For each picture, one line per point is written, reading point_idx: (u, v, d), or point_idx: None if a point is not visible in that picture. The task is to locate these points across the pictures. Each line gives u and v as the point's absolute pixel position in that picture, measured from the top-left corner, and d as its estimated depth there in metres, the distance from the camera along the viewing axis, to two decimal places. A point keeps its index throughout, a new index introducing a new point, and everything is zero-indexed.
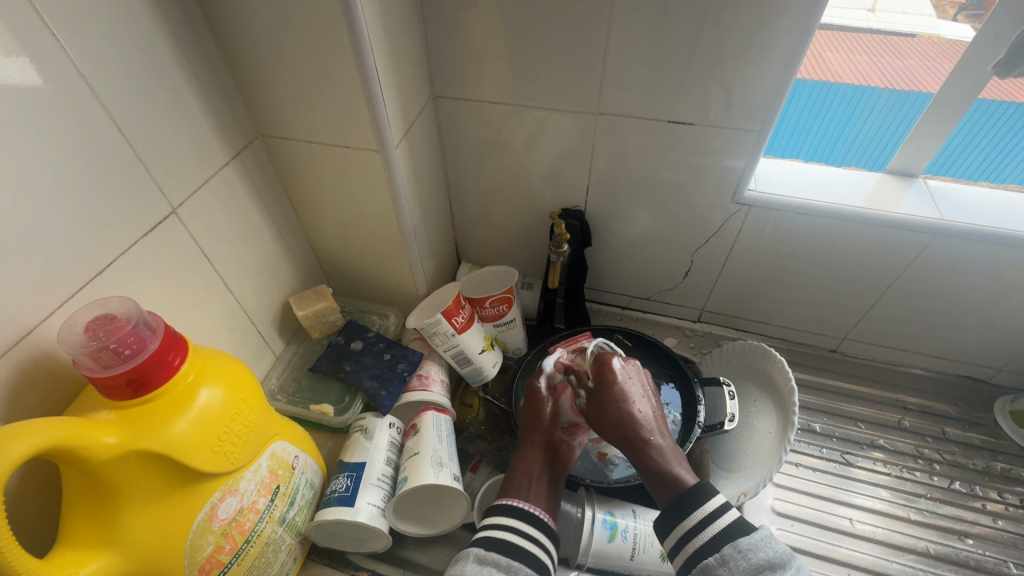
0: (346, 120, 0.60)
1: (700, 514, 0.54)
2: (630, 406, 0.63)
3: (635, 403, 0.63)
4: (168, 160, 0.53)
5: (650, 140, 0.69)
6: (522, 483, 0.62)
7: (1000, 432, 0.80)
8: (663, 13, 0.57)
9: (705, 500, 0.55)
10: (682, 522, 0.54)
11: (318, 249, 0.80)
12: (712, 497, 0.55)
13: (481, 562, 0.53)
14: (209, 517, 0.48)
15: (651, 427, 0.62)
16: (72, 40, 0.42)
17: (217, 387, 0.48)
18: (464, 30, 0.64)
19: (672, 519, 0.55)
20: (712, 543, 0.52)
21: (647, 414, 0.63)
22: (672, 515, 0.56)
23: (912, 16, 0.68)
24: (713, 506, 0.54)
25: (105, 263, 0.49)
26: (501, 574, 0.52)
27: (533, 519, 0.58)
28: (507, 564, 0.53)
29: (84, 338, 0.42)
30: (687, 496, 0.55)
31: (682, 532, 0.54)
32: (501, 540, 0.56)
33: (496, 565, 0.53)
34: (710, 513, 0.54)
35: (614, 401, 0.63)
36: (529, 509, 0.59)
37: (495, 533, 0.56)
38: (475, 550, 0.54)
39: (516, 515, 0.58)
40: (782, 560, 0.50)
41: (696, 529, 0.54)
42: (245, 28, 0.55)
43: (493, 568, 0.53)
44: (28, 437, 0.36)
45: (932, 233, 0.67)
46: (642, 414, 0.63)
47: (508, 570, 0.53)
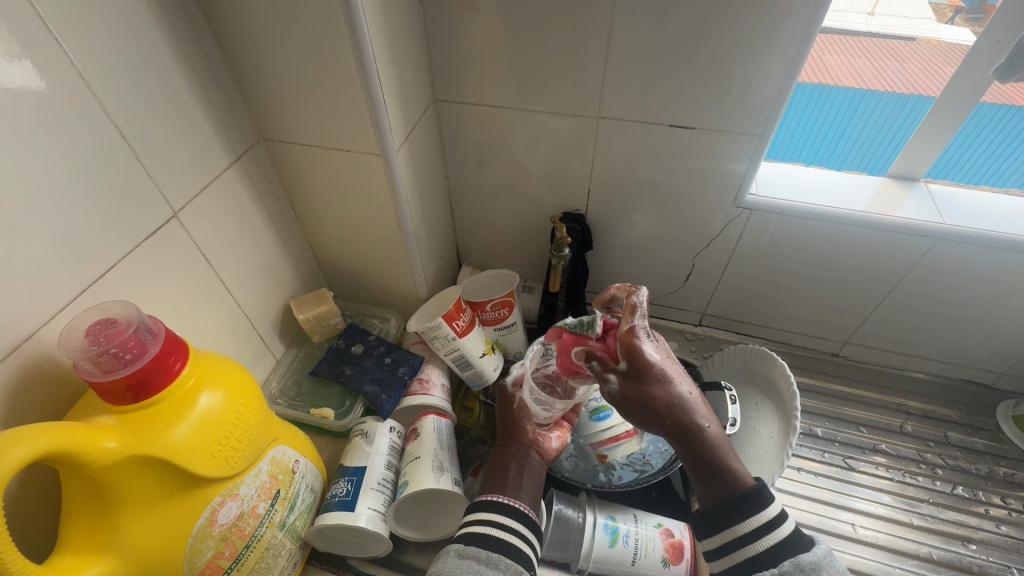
0: (348, 124, 0.60)
1: (762, 520, 0.51)
2: (677, 390, 0.53)
3: (682, 385, 0.54)
4: (169, 163, 0.53)
5: (651, 144, 0.69)
6: (505, 480, 0.61)
7: (1003, 437, 0.80)
8: (664, 17, 0.57)
9: (768, 505, 0.52)
10: (738, 524, 0.52)
11: (319, 252, 0.80)
12: (769, 507, 0.52)
13: (462, 556, 0.52)
14: (209, 521, 0.48)
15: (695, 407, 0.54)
16: (74, 43, 0.43)
17: (218, 391, 0.48)
18: (465, 34, 0.64)
19: (727, 519, 0.52)
20: (774, 551, 0.50)
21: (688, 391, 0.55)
22: (727, 513, 0.52)
23: (910, 20, 0.65)
24: (774, 513, 0.51)
25: (106, 267, 0.49)
26: (481, 567, 0.51)
27: (513, 510, 0.57)
28: (487, 556, 0.52)
29: (85, 342, 0.43)
30: (745, 497, 0.52)
31: (738, 534, 0.52)
32: (481, 534, 0.54)
33: (477, 559, 0.52)
34: (772, 521, 0.51)
35: (659, 386, 0.53)
36: (511, 503, 0.57)
37: (475, 528, 0.55)
38: (456, 547, 0.54)
39: (495, 509, 0.57)
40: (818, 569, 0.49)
41: (754, 534, 0.51)
42: (247, 32, 0.55)
43: (474, 562, 0.52)
44: (28, 441, 0.36)
45: (933, 237, 0.67)
46: (690, 396, 0.54)
47: (488, 563, 0.52)
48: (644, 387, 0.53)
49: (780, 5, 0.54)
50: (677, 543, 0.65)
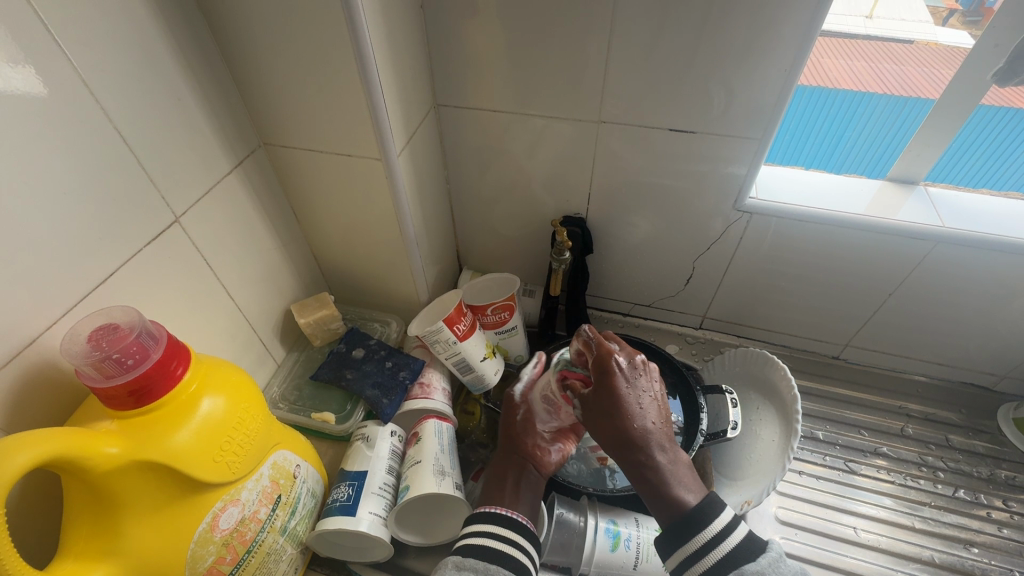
0: (349, 129, 0.60)
1: (708, 535, 0.51)
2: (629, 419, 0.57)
3: (641, 412, 0.57)
4: (171, 168, 0.53)
5: (652, 148, 0.69)
6: (502, 491, 0.61)
7: (1004, 439, 0.80)
8: (664, 22, 0.58)
9: (712, 518, 0.52)
10: (686, 543, 0.52)
11: (320, 257, 0.80)
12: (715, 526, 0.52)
13: (460, 568, 0.52)
14: (210, 527, 0.48)
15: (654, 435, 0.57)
16: (77, 48, 0.43)
17: (220, 396, 0.48)
18: (466, 39, 0.64)
19: (675, 541, 0.52)
20: (722, 564, 0.50)
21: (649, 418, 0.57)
22: (676, 535, 0.53)
23: (908, 23, 0.65)
24: (719, 527, 0.52)
25: (108, 273, 0.49)
26: None
27: (515, 524, 0.57)
28: (485, 568, 0.52)
29: (88, 347, 0.43)
30: (694, 517, 0.52)
31: (688, 552, 0.52)
32: (479, 546, 0.55)
33: (475, 571, 0.52)
34: (717, 533, 0.51)
35: (610, 415, 0.57)
36: (509, 512, 0.58)
37: (473, 539, 0.55)
38: (453, 558, 0.54)
39: (494, 520, 0.57)
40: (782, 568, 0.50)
41: (702, 550, 0.51)
42: (249, 38, 0.55)
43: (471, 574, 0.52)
44: (30, 447, 0.36)
45: (933, 240, 0.67)
46: (644, 427, 0.57)
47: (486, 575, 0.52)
48: (600, 410, 0.59)
49: (779, 10, 0.54)
50: None
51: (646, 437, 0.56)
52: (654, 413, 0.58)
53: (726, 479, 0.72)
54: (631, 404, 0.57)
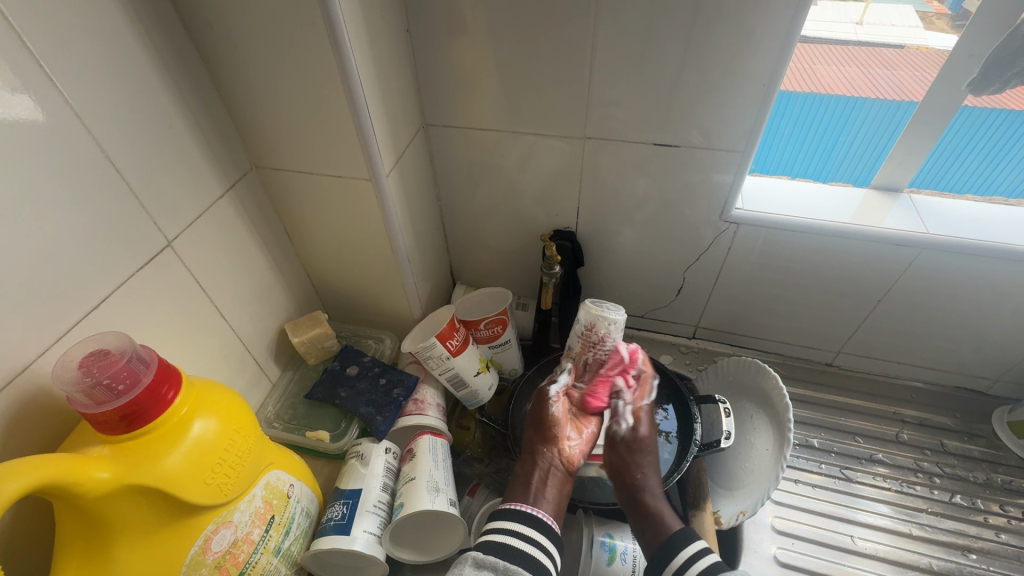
0: (339, 153, 0.62)
1: (669, 573, 0.58)
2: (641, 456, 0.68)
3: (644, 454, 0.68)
4: (164, 194, 0.54)
5: (637, 162, 0.71)
6: (524, 492, 0.64)
7: (1000, 443, 0.80)
8: (645, 38, 0.59)
9: (668, 561, 0.59)
10: (663, 568, 0.59)
11: (313, 275, 0.81)
12: (692, 542, 0.60)
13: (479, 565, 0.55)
14: (202, 549, 0.48)
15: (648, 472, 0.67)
16: (69, 80, 0.44)
17: (211, 418, 0.48)
18: (454, 60, 0.66)
19: (654, 567, 0.60)
20: None
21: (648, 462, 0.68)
22: (654, 563, 0.60)
23: (897, 28, 0.67)
24: (691, 551, 0.59)
25: (100, 299, 0.50)
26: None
27: (534, 521, 0.60)
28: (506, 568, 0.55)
29: (79, 374, 0.43)
30: (665, 546, 0.61)
31: None
32: (497, 544, 0.58)
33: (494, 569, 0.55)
34: (674, 574, 0.58)
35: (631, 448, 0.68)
36: (532, 512, 0.61)
37: (494, 538, 0.59)
38: (473, 554, 0.56)
39: (512, 518, 0.60)
40: None
41: (677, 573, 0.58)
42: (239, 64, 0.56)
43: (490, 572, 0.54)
44: (21, 474, 0.36)
45: (918, 247, 0.68)
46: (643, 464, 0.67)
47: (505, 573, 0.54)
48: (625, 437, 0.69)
49: (757, 23, 0.55)
50: None
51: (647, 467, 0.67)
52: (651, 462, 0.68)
53: (721, 488, 0.72)
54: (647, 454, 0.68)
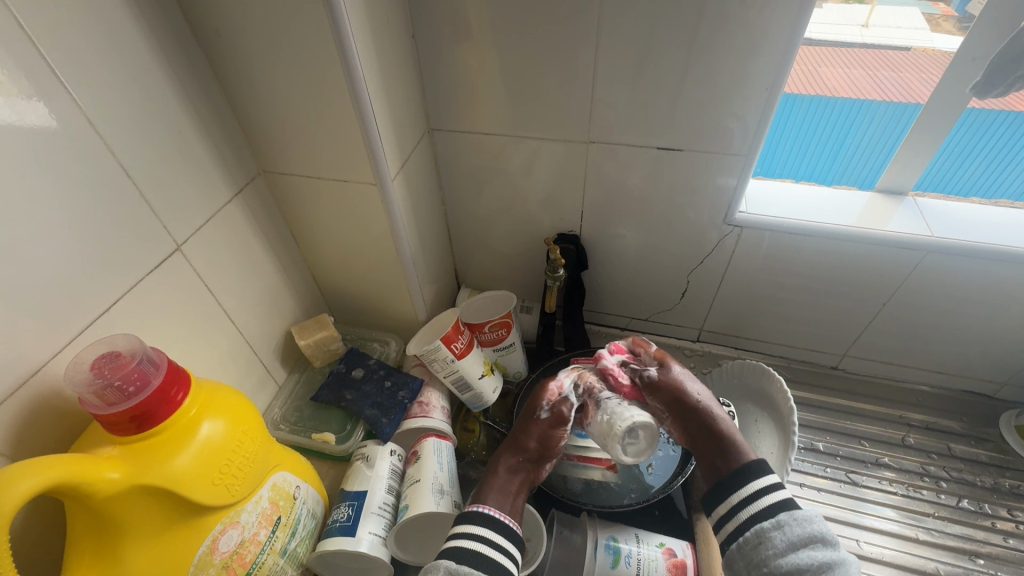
0: (345, 157, 0.62)
1: (735, 497, 0.57)
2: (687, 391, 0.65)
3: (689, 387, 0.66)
4: (173, 198, 0.55)
5: (640, 166, 0.71)
6: (498, 493, 0.61)
7: (1007, 448, 0.79)
8: (649, 42, 0.59)
9: (739, 485, 0.57)
10: (730, 494, 0.57)
11: (320, 279, 0.82)
12: (766, 475, 0.57)
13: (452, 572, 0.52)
14: (210, 550, 0.49)
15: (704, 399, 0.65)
16: (82, 87, 0.45)
17: (219, 419, 0.49)
18: (458, 65, 0.66)
19: (719, 495, 0.58)
20: (762, 514, 0.54)
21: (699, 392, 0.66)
22: (719, 490, 0.58)
23: (903, 30, 0.67)
24: (765, 482, 0.56)
25: (110, 302, 0.50)
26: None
27: (499, 525, 0.57)
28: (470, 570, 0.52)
29: (90, 376, 0.44)
30: (733, 474, 0.58)
31: (732, 502, 0.57)
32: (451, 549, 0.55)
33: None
34: (742, 498, 0.56)
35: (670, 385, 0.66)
36: (494, 516, 0.58)
37: (462, 544, 0.55)
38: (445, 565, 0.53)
39: (471, 521, 0.57)
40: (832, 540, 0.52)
41: (748, 497, 0.56)
42: (247, 70, 0.57)
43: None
44: (35, 474, 0.37)
45: (923, 249, 0.68)
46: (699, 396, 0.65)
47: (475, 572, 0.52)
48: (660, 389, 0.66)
49: (758, 28, 0.56)
50: (681, 562, 0.64)
51: (701, 403, 0.64)
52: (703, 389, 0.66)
53: None
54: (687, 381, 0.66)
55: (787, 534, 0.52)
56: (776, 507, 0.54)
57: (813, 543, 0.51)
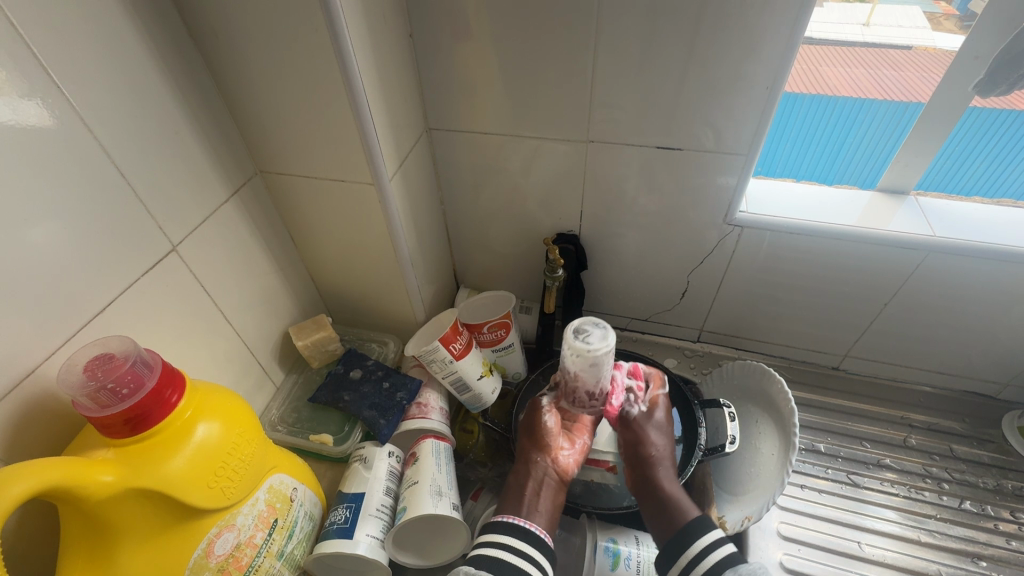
0: (343, 157, 0.62)
1: (684, 559, 0.58)
2: (648, 443, 0.67)
3: (653, 440, 0.67)
4: (169, 199, 0.55)
5: (640, 166, 0.70)
6: (516, 503, 0.64)
7: (1010, 449, 0.79)
8: (649, 41, 0.59)
9: (684, 547, 0.58)
10: (676, 557, 0.58)
11: (318, 279, 0.81)
12: (710, 531, 0.59)
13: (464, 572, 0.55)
14: (205, 553, 0.49)
15: (659, 454, 0.66)
16: (77, 87, 0.45)
17: (215, 421, 0.48)
18: (457, 64, 0.66)
19: (667, 558, 0.59)
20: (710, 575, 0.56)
21: (660, 445, 0.67)
22: (667, 553, 0.60)
23: (905, 29, 0.66)
24: (709, 540, 0.58)
25: (105, 303, 0.50)
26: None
27: (526, 534, 0.59)
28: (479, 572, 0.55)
29: (84, 377, 0.44)
30: (675, 535, 0.60)
31: (682, 565, 0.58)
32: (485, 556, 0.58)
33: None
34: (691, 559, 0.58)
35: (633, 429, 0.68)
36: (524, 526, 0.60)
37: (488, 551, 0.58)
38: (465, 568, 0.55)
39: (492, 529, 0.61)
40: None
41: (695, 560, 0.57)
42: (244, 70, 0.57)
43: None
44: (26, 478, 0.37)
45: (925, 249, 0.67)
46: (656, 453, 0.66)
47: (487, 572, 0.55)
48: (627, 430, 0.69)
49: (759, 27, 0.55)
50: None
51: (655, 458, 0.66)
52: (665, 445, 0.67)
53: (726, 493, 0.71)
54: (653, 434, 0.68)
55: None
56: (725, 562, 0.56)
57: None
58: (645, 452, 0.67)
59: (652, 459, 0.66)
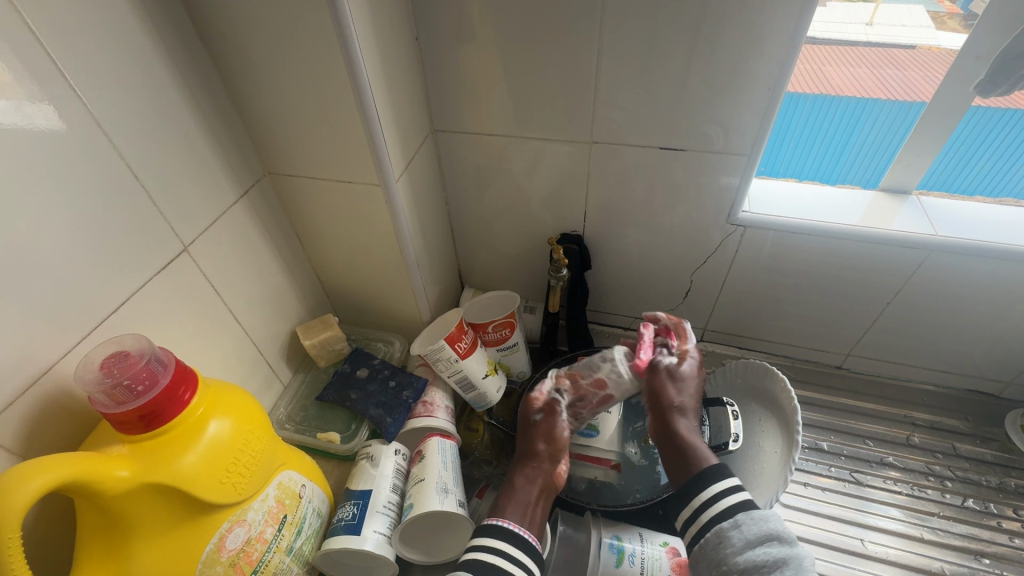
0: (350, 159, 0.63)
1: (697, 502, 0.57)
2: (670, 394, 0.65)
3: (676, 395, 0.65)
4: (180, 200, 0.56)
5: (643, 166, 0.71)
6: (516, 507, 0.61)
7: (1013, 447, 0.79)
8: (652, 43, 0.59)
9: (696, 492, 0.58)
10: (691, 498, 0.58)
11: (324, 279, 0.82)
12: (727, 477, 0.58)
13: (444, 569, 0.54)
14: (217, 548, 0.49)
15: (685, 404, 0.65)
16: (91, 91, 0.46)
17: (226, 419, 0.49)
18: (462, 66, 0.67)
19: (680, 501, 0.59)
20: (721, 518, 0.56)
21: (687, 397, 0.66)
22: (680, 494, 0.60)
23: (908, 28, 0.67)
24: (723, 485, 0.57)
25: (118, 303, 0.51)
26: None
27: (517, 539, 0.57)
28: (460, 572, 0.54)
29: (99, 375, 0.45)
30: (690, 479, 0.59)
31: (693, 507, 0.58)
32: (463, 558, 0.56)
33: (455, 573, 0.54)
34: (702, 505, 0.57)
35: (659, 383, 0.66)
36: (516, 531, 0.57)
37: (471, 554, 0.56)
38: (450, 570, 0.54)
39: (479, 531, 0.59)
40: (790, 537, 0.53)
41: (706, 504, 0.57)
42: (253, 74, 0.58)
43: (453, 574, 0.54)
44: (44, 472, 0.38)
45: (928, 249, 0.68)
46: (681, 404, 0.65)
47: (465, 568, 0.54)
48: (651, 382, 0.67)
49: (761, 28, 0.56)
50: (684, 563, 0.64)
51: (679, 408, 0.65)
52: (692, 398, 0.66)
53: None
54: (684, 390, 0.66)
55: (744, 534, 0.54)
56: (735, 507, 0.56)
57: (768, 540, 0.53)
58: (667, 402, 0.65)
59: (672, 409, 0.64)
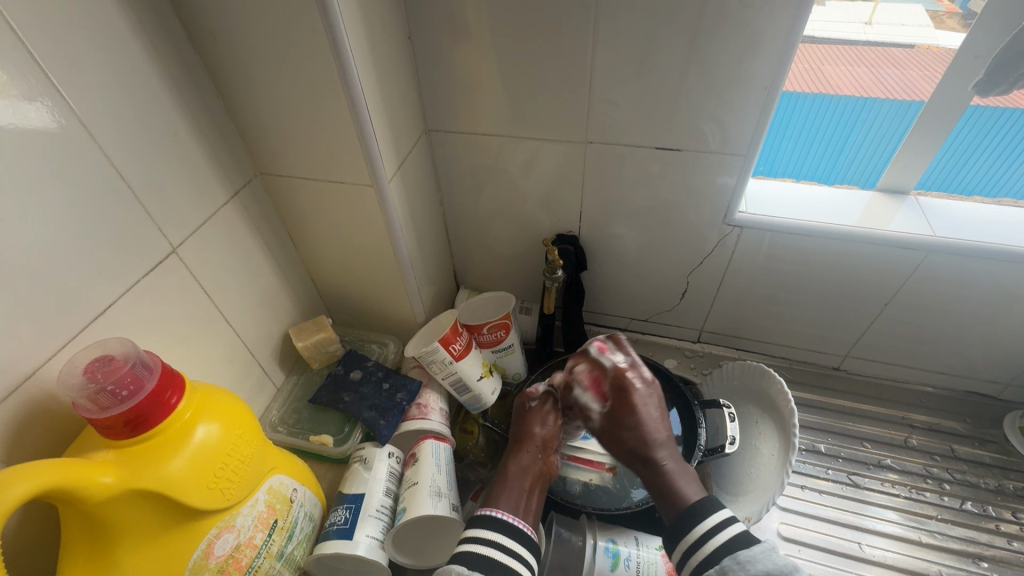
0: (342, 159, 0.62)
1: (687, 540, 0.56)
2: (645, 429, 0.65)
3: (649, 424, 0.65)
4: (169, 201, 0.55)
5: (638, 167, 0.71)
6: (511, 498, 0.62)
7: (1012, 449, 0.78)
8: (648, 41, 0.59)
9: (687, 530, 0.56)
10: (681, 536, 0.57)
11: (318, 280, 0.82)
12: (717, 510, 0.57)
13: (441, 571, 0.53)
14: (205, 554, 0.49)
15: (658, 436, 0.64)
16: (77, 91, 0.45)
17: (214, 423, 0.48)
18: (455, 65, 0.66)
19: (671, 539, 0.58)
20: (710, 559, 0.54)
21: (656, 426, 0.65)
22: (673, 530, 0.58)
23: (908, 28, 0.66)
24: (714, 521, 0.55)
25: (105, 306, 0.50)
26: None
27: (512, 531, 0.57)
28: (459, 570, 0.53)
29: (83, 380, 0.44)
30: (684, 514, 0.58)
31: (685, 546, 0.56)
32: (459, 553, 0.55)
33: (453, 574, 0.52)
34: (692, 543, 0.55)
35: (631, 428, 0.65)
36: (512, 522, 0.58)
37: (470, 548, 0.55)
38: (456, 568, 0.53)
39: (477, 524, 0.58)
40: (785, 572, 0.50)
41: (697, 542, 0.55)
42: (243, 73, 0.57)
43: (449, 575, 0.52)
44: (25, 479, 0.37)
45: (926, 250, 0.67)
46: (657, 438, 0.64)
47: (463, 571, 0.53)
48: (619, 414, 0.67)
49: (758, 26, 0.55)
50: None
51: (652, 439, 0.64)
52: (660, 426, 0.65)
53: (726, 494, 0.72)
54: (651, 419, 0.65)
55: None
56: (725, 547, 0.54)
57: None
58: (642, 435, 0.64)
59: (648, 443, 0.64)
